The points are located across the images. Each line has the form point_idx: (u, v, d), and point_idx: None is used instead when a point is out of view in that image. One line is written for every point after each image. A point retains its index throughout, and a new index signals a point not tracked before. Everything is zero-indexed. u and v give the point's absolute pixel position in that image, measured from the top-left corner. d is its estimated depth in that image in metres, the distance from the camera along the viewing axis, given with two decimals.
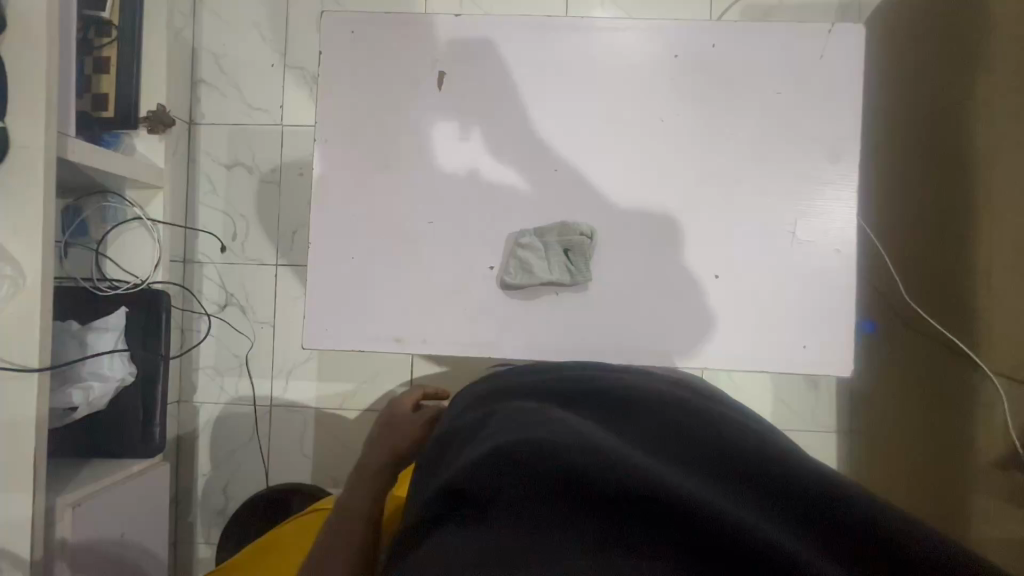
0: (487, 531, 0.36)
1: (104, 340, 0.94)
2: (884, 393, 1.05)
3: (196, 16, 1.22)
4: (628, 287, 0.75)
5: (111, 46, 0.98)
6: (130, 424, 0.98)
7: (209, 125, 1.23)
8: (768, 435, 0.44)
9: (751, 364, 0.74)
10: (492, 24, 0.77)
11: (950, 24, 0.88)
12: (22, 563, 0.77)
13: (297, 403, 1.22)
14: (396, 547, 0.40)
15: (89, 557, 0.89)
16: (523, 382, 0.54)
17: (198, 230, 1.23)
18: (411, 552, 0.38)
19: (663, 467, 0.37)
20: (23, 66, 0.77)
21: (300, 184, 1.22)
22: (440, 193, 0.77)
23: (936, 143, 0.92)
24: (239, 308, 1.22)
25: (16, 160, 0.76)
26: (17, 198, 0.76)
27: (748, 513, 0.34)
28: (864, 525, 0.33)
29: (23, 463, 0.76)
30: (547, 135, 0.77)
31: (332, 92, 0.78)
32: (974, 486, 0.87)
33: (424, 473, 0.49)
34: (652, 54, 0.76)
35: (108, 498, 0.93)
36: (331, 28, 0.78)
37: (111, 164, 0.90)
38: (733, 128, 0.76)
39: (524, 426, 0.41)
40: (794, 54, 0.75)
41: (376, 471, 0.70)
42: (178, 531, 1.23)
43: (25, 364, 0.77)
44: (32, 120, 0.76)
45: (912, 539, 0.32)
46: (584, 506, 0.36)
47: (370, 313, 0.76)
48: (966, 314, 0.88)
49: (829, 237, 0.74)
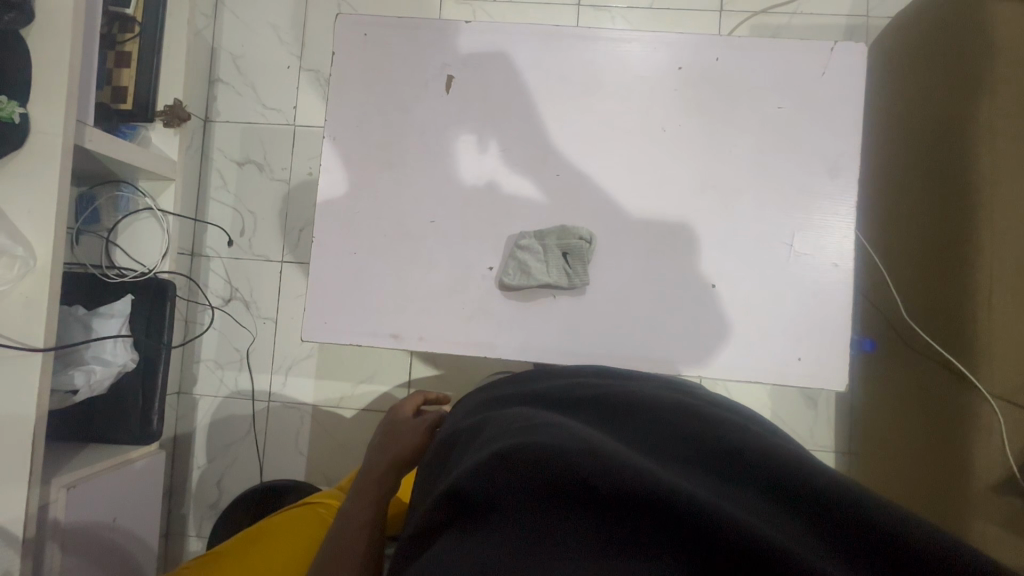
0: (490, 535, 0.36)
1: (109, 325, 0.95)
2: (883, 415, 1.04)
3: (217, 18, 1.26)
4: (626, 293, 0.76)
5: (133, 41, 1.01)
6: (129, 410, 0.99)
7: (223, 123, 1.26)
8: (768, 434, 0.44)
9: (746, 375, 0.74)
10: (501, 32, 0.79)
11: (952, 47, 0.90)
12: (15, 542, 0.78)
13: (295, 400, 1.22)
14: (403, 558, 0.40)
15: (79, 539, 0.90)
16: (520, 391, 0.54)
17: (206, 224, 1.25)
18: (414, 562, 0.38)
19: (665, 469, 0.37)
20: (46, 57, 0.79)
21: (308, 183, 1.24)
22: (444, 193, 0.79)
23: (931, 166, 0.93)
24: (243, 303, 1.24)
25: (35, 146, 0.79)
26: (31, 182, 0.79)
27: (754, 515, 0.34)
28: (867, 521, 0.33)
29: (23, 442, 0.77)
30: (551, 141, 0.78)
31: (343, 90, 0.80)
32: (968, 512, 0.84)
33: (429, 481, 0.50)
34: (657, 65, 0.78)
35: (102, 481, 0.94)
36: (346, 29, 0.80)
37: (126, 154, 0.93)
38: (734, 140, 0.77)
39: (521, 430, 0.41)
40: (796, 69, 0.77)
41: (380, 478, 0.69)
42: (171, 523, 1.23)
43: (28, 343, 0.78)
44: (53, 109, 0.79)
45: (914, 535, 0.32)
46: (588, 508, 0.35)
47: (369, 308, 0.78)
48: (960, 332, 0.87)
49: (827, 251, 0.75)
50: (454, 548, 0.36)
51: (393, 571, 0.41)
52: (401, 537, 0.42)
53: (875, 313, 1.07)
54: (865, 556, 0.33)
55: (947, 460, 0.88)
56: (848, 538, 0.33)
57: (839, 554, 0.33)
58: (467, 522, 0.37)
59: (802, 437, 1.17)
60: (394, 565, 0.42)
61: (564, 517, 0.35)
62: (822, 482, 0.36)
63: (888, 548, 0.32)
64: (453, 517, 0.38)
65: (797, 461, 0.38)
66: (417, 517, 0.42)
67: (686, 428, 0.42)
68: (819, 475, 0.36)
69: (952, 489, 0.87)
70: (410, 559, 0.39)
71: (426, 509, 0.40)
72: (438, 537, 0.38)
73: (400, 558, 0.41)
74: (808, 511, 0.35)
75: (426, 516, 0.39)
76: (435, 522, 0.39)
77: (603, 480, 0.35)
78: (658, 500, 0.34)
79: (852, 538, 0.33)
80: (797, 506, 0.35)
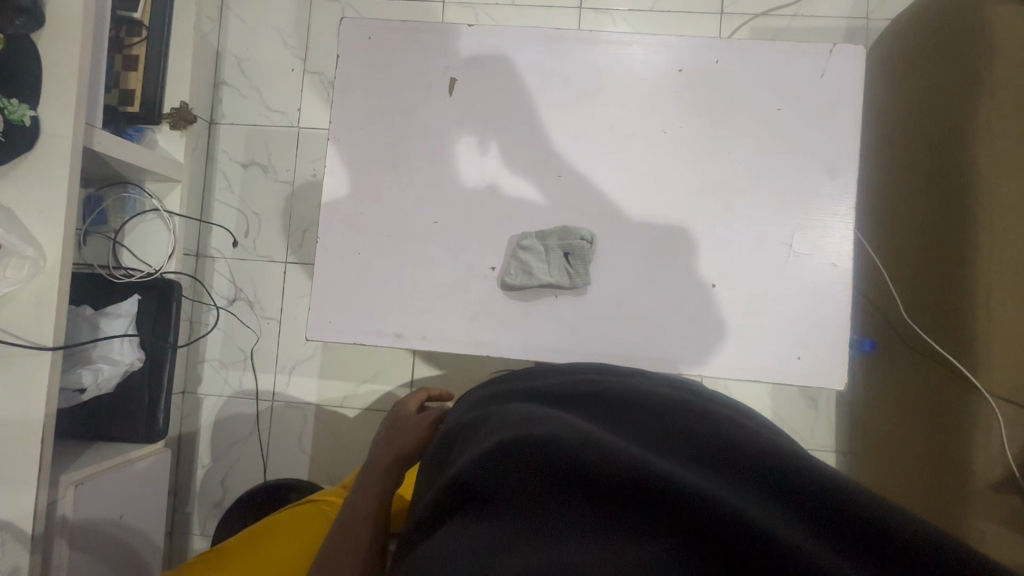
0: (492, 523, 0.37)
1: (116, 325, 0.96)
2: (884, 415, 1.05)
3: (222, 22, 1.27)
4: (626, 293, 0.77)
5: (139, 45, 1.03)
6: (135, 409, 1.00)
7: (228, 125, 1.27)
8: (763, 429, 0.44)
9: (746, 374, 0.75)
10: (503, 35, 0.80)
11: (950, 48, 0.91)
12: (24, 537, 0.79)
13: (299, 399, 1.23)
14: (407, 547, 0.41)
15: (86, 536, 0.91)
16: (521, 386, 0.55)
17: (211, 225, 1.26)
18: (418, 549, 0.39)
19: (661, 459, 0.38)
20: (56, 60, 0.81)
21: (312, 185, 1.25)
22: (447, 195, 0.79)
23: (930, 167, 0.94)
24: (247, 303, 1.25)
25: (44, 147, 0.80)
26: (41, 183, 0.80)
27: (748, 503, 0.34)
28: (859, 512, 0.34)
29: (32, 440, 0.79)
30: (553, 142, 0.79)
31: (347, 93, 0.81)
32: (967, 510, 0.84)
33: (431, 474, 0.51)
34: (657, 67, 0.79)
35: (109, 479, 0.95)
36: (350, 32, 0.82)
37: (132, 156, 0.94)
38: (734, 142, 0.77)
39: (522, 422, 0.42)
40: (794, 72, 0.78)
41: (384, 472, 0.70)
42: (175, 521, 1.24)
43: (38, 343, 0.79)
44: (63, 111, 0.80)
45: (902, 524, 0.33)
46: (587, 497, 0.36)
47: (372, 307, 0.78)
48: (959, 332, 0.87)
49: (826, 251, 0.75)
50: (457, 536, 0.37)
51: (397, 560, 0.42)
52: (405, 527, 0.43)
53: (874, 313, 1.08)
54: (855, 543, 0.33)
55: (946, 458, 0.89)
56: (839, 527, 0.34)
57: (830, 542, 0.34)
58: (469, 511, 0.38)
59: (802, 437, 1.18)
60: (398, 554, 0.43)
61: (564, 505, 0.36)
62: (814, 473, 0.36)
63: (876, 537, 0.33)
64: (455, 506, 0.39)
65: (790, 453, 0.38)
66: (421, 508, 0.43)
67: (682, 421, 0.43)
68: (811, 467, 0.37)
69: (951, 488, 0.87)
70: (413, 547, 0.40)
71: (429, 499, 0.41)
72: (441, 525, 0.39)
73: (405, 547, 0.42)
74: (800, 501, 0.36)
75: (429, 505, 0.40)
76: (438, 511, 0.40)
77: (601, 469, 0.36)
78: (654, 488, 0.34)
79: (842, 526, 0.34)
80: (789, 496, 0.36)
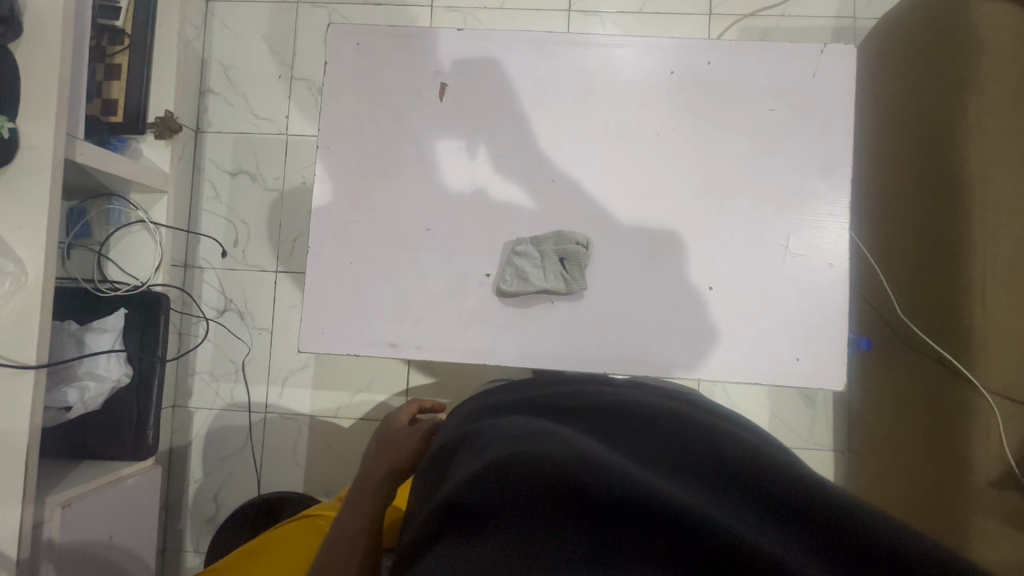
0: (488, 542, 0.36)
1: (102, 339, 0.95)
2: (882, 412, 1.04)
3: (207, 28, 1.26)
4: (623, 299, 0.76)
5: (122, 53, 1.01)
6: (123, 426, 0.98)
7: (215, 132, 1.25)
8: (759, 443, 0.43)
9: (745, 377, 0.74)
10: (492, 40, 0.80)
11: (939, 46, 0.91)
12: (10, 563, 0.77)
13: (293, 411, 1.21)
14: (404, 564, 0.40)
15: (75, 558, 0.89)
16: (515, 398, 0.54)
17: (199, 235, 1.24)
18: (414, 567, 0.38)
19: (657, 477, 0.37)
20: (35, 69, 0.79)
21: (301, 192, 1.24)
22: (439, 202, 0.78)
23: (923, 164, 0.94)
24: (237, 314, 1.23)
25: (24, 160, 0.78)
26: (23, 196, 0.78)
27: (745, 524, 0.33)
28: (858, 534, 0.33)
29: (15, 464, 0.76)
30: (547, 146, 0.78)
31: (336, 101, 0.80)
32: (970, 506, 0.84)
33: (426, 490, 0.49)
34: (648, 70, 0.78)
35: (95, 500, 0.92)
36: (338, 39, 0.80)
37: (117, 167, 0.92)
38: (727, 143, 0.77)
39: (516, 438, 0.41)
40: (786, 73, 0.77)
41: (377, 486, 0.68)
42: (167, 539, 1.22)
43: (20, 361, 0.77)
44: (42, 124, 0.78)
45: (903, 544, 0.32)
46: (583, 515, 0.35)
47: (367, 317, 0.77)
48: (954, 331, 0.87)
49: (821, 251, 0.75)
50: (453, 556, 0.35)
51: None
52: (401, 545, 0.42)
53: (871, 312, 1.07)
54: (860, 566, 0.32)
55: (946, 456, 0.88)
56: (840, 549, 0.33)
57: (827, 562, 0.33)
58: (466, 530, 0.37)
59: (801, 437, 1.17)
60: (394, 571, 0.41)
61: (561, 523, 0.35)
62: (816, 494, 0.35)
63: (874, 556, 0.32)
64: (452, 525, 0.38)
65: (797, 475, 0.37)
66: (416, 523, 0.41)
67: (684, 439, 0.42)
68: (818, 490, 0.36)
69: (950, 485, 0.87)
70: (408, 566, 0.39)
71: (424, 517, 0.40)
72: (435, 545, 0.38)
73: (401, 566, 0.40)
74: (807, 525, 0.34)
75: (425, 525, 0.39)
76: (434, 530, 0.38)
77: (598, 490, 0.35)
78: (652, 509, 0.33)
79: (855, 553, 0.33)
80: (800, 521, 0.34)
